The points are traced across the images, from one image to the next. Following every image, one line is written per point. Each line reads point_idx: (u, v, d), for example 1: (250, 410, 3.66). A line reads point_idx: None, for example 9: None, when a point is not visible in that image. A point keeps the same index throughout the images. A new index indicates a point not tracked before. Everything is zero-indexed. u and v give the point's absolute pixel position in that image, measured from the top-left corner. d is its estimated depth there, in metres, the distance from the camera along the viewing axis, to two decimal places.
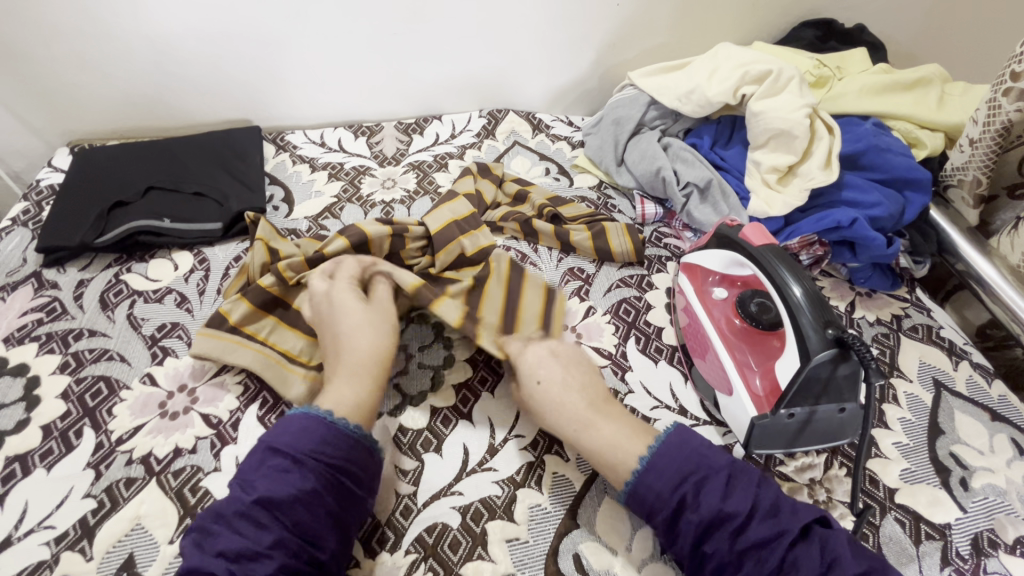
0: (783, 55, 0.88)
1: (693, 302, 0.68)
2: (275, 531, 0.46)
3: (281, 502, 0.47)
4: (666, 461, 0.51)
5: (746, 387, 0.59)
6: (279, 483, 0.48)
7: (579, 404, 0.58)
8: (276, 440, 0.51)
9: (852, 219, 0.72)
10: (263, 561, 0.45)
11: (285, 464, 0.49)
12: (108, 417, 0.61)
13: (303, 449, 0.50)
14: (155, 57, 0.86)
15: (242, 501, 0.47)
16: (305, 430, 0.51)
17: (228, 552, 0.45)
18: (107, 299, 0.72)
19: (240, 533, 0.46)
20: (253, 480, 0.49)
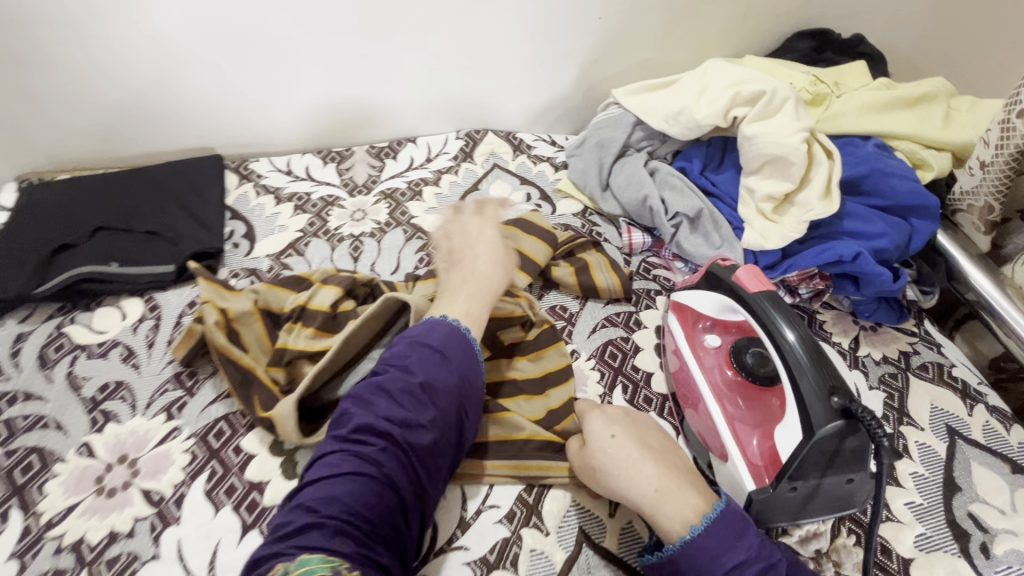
0: (776, 70, 0.82)
1: (683, 348, 0.63)
2: (434, 410, 0.50)
3: (439, 385, 0.51)
4: (727, 538, 0.47)
5: (742, 453, 0.53)
6: (434, 371, 0.51)
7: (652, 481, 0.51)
8: (422, 333, 0.54)
9: (855, 253, 0.66)
10: (422, 430, 0.48)
11: (433, 356, 0.52)
12: (39, 496, 0.55)
13: (452, 348, 0.53)
14: (105, 84, 0.80)
15: (407, 377, 0.50)
16: (452, 336, 0.54)
17: (395, 417, 0.48)
18: (46, 355, 0.66)
19: (402, 402, 0.49)
20: (412, 364, 0.51)
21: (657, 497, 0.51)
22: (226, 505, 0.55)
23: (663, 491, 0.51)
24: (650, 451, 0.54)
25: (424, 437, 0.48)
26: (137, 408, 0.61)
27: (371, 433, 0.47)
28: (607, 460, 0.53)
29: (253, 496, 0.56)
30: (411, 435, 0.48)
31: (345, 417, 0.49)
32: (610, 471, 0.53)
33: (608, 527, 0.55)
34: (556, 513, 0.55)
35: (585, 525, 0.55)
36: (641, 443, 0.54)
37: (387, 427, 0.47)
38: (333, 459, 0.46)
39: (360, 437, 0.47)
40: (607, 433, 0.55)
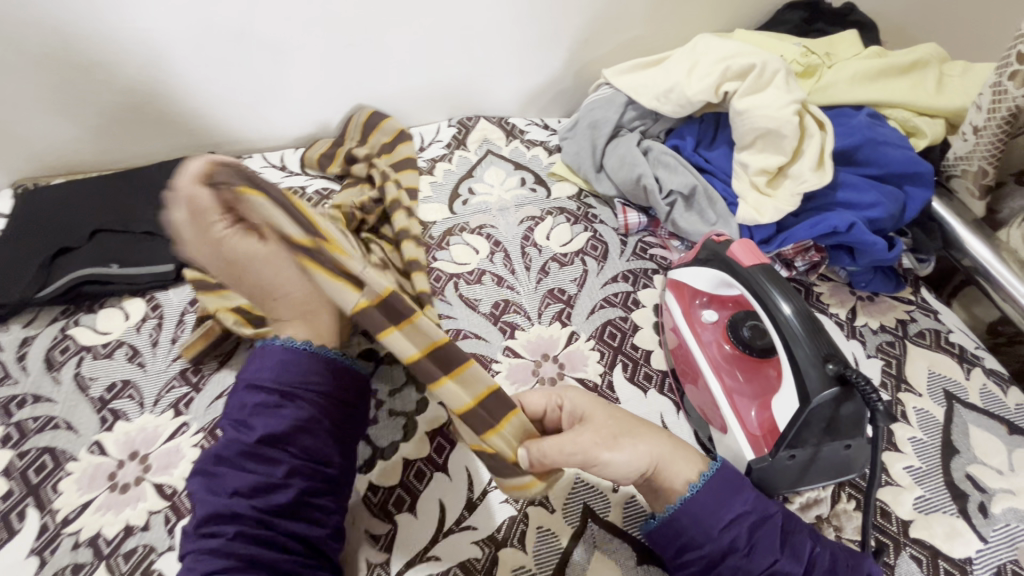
0: (767, 43, 0.82)
1: (681, 324, 0.63)
2: (287, 462, 0.50)
3: (286, 432, 0.51)
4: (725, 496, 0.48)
5: (742, 424, 0.54)
6: (272, 416, 0.51)
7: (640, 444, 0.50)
8: (254, 373, 0.54)
9: (850, 223, 0.66)
10: (280, 490, 0.49)
11: (273, 400, 0.52)
12: (53, 494, 0.56)
13: (286, 381, 0.53)
14: (95, 90, 0.80)
15: (241, 440, 0.50)
16: (284, 365, 0.54)
17: (242, 490, 0.48)
18: (53, 358, 0.67)
19: (247, 468, 0.49)
20: (248, 416, 0.51)
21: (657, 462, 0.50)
22: None
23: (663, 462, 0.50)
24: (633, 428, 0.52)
25: (283, 495, 0.48)
26: (146, 406, 0.62)
27: (219, 519, 0.47)
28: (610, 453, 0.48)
29: None
30: (263, 503, 0.48)
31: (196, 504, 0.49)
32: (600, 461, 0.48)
33: (613, 501, 0.56)
34: (561, 490, 0.56)
35: (590, 501, 0.56)
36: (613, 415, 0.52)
37: (235, 504, 0.47)
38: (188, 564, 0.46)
39: (215, 528, 0.47)
40: (614, 428, 0.50)
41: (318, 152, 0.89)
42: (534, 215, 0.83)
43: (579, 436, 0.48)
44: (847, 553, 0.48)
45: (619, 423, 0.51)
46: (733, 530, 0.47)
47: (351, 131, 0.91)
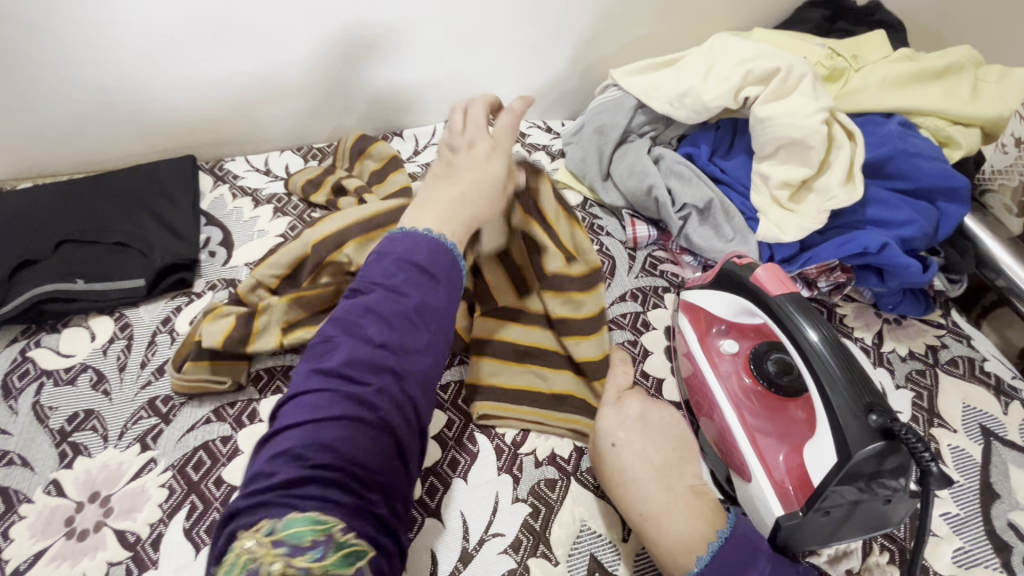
0: (787, 43, 0.76)
1: (696, 353, 0.58)
2: (431, 337, 0.45)
3: (435, 310, 0.46)
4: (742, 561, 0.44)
5: (767, 470, 0.49)
6: (427, 291, 0.46)
7: (649, 483, 0.48)
8: (409, 250, 0.48)
9: (882, 244, 0.61)
10: (418, 358, 0.43)
11: (423, 279, 0.46)
12: (4, 542, 0.51)
13: (439, 269, 0.48)
14: (63, 87, 0.74)
15: (398, 303, 0.44)
16: (435, 252, 0.48)
17: (388, 346, 0.42)
18: (10, 384, 0.61)
19: (392, 327, 0.43)
20: (403, 286, 0.45)
21: (642, 518, 0.47)
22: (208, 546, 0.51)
23: (650, 514, 0.47)
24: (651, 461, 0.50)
25: (421, 365, 0.44)
26: (110, 440, 0.57)
27: (358, 364, 0.41)
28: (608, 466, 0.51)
29: None
30: (407, 364, 0.43)
31: (330, 348, 0.42)
32: (618, 483, 0.50)
33: (622, 552, 0.51)
34: (565, 540, 0.51)
35: (597, 552, 0.51)
36: (645, 457, 0.50)
37: (380, 357, 0.41)
38: (305, 402, 0.39)
39: (355, 373, 0.40)
40: (608, 440, 0.52)
41: (303, 178, 0.80)
42: None
43: (647, 452, 0.50)
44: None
45: (644, 444, 0.51)
46: None
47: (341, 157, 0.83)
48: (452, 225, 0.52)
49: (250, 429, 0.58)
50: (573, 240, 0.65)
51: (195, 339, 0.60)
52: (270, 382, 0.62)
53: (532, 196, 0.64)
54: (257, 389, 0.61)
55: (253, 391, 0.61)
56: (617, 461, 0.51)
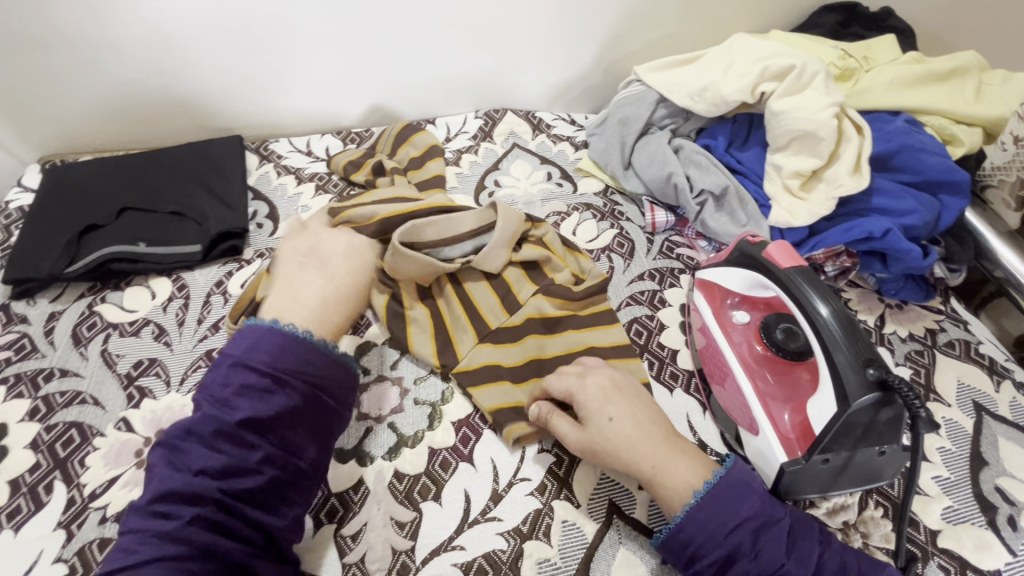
0: (803, 44, 0.81)
1: (711, 324, 0.63)
2: (264, 448, 0.46)
3: (270, 418, 0.47)
4: (728, 499, 0.47)
5: (773, 425, 0.54)
6: (261, 402, 0.47)
7: (654, 443, 0.52)
8: (249, 353, 0.49)
9: (885, 229, 0.66)
10: (250, 476, 0.45)
11: (262, 384, 0.48)
12: (80, 468, 0.56)
13: (281, 367, 0.49)
14: (126, 66, 0.80)
15: (223, 419, 0.46)
16: (281, 350, 0.50)
17: (211, 470, 0.44)
18: (80, 334, 0.67)
19: (220, 448, 0.45)
20: (233, 398, 0.47)
21: (655, 473, 0.50)
22: None
23: (660, 466, 0.50)
24: (642, 421, 0.53)
25: (254, 483, 0.45)
26: (172, 385, 0.63)
27: (175, 498, 0.43)
28: (608, 440, 0.52)
29: None
30: (235, 485, 0.44)
31: (150, 481, 0.45)
32: (623, 450, 0.51)
33: (638, 499, 0.56)
34: (586, 485, 0.56)
35: (615, 497, 0.56)
36: (637, 421, 0.53)
37: (201, 485, 0.43)
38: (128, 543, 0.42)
39: (170, 509, 0.42)
40: (604, 415, 0.53)
41: (345, 159, 0.85)
42: (560, 210, 0.82)
43: (635, 415, 0.53)
44: (858, 562, 0.46)
45: (627, 414, 0.53)
46: (738, 534, 0.46)
47: (382, 143, 0.89)
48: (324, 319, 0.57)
49: None
50: (578, 265, 0.73)
51: (254, 297, 0.65)
52: None
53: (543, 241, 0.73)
54: None
55: None
56: (615, 433, 0.52)
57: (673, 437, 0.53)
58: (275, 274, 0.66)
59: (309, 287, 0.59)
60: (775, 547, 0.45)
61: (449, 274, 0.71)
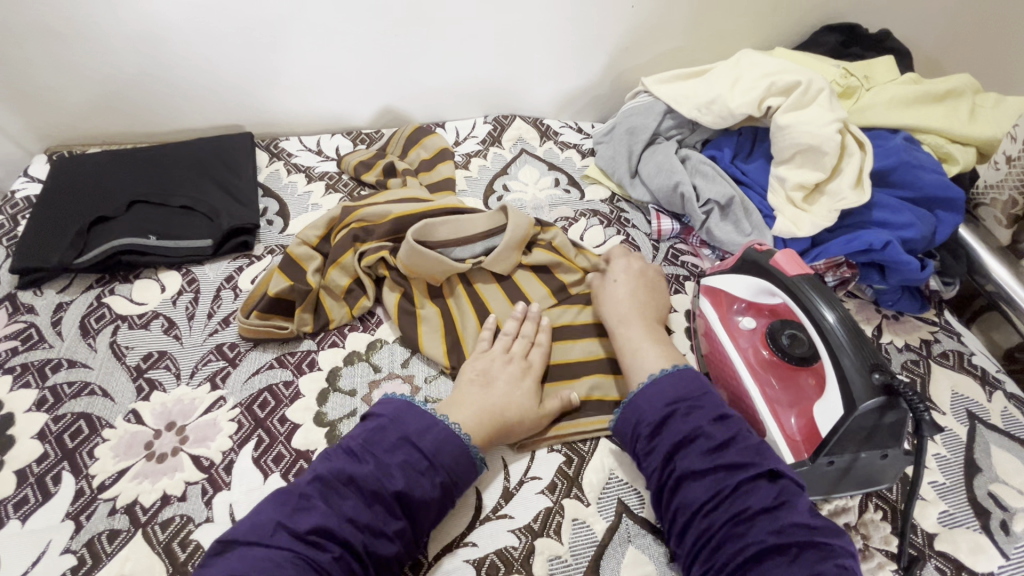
0: (806, 62, 0.84)
1: (717, 330, 0.64)
2: (401, 523, 0.48)
3: (417, 500, 0.49)
4: (685, 380, 0.54)
5: (780, 429, 0.55)
6: (415, 482, 0.49)
7: (632, 307, 0.64)
8: (418, 432, 0.52)
9: (884, 242, 0.68)
10: (387, 542, 0.47)
11: (421, 465, 0.50)
12: (89, 460, 0.56)
13: (444, 461, 0.51)
14: (139, 58, 0.81)
15: (382, 486, 0.48)
16: (445, 441, 0.52)
17: (359, 522, 0.46)
18: (88, 325, 0.66)
19: (371, 508, 0.47)
20: (393, 468, 0.49)
21: (619, 321, 0.63)
22: (275, 472, 0.56)
23: (624, 320, 0.63)
24: (637, 298, 0.66)
25: (387, 550, 0.47)
26: (182, 378, 0.63)
27: (326, 533, 0.45)
28: (608, 288, 0.67)
29: (301, 463, 0.57)
30: (372, 546, 0.46)
31: (308, 505, 0.47)
32: (606, 302, 0.66)
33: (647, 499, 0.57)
34: (596, 484, 0.57)
35: (624, 496, 0.57)
36: (633, 292, 0.66)
37: (348, 532, 0.46)
38: (254, 552, 0.44)
39: (321, 541, 0.45)
40: (611, 278, 0.68)
41: (356, 159, 0.86)
42: (568, 216, 0.84)
43: (631, 288, 0.66)
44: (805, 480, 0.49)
45: (636, 288, 0.67)
46: (674, 405, 0.52)
47: (393, 145, 0.90)
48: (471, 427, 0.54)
49: (310, 375, 0.64)
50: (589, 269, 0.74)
51: (267, 292, 0.66)
52: (325, 336, 0.68)
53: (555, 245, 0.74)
54: (315, 341, 0.67)
55: (312, 343, 0.67)
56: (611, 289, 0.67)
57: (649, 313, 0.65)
58: (286, 272, 0.68)
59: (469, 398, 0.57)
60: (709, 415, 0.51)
61: (460, 275, 0.72)
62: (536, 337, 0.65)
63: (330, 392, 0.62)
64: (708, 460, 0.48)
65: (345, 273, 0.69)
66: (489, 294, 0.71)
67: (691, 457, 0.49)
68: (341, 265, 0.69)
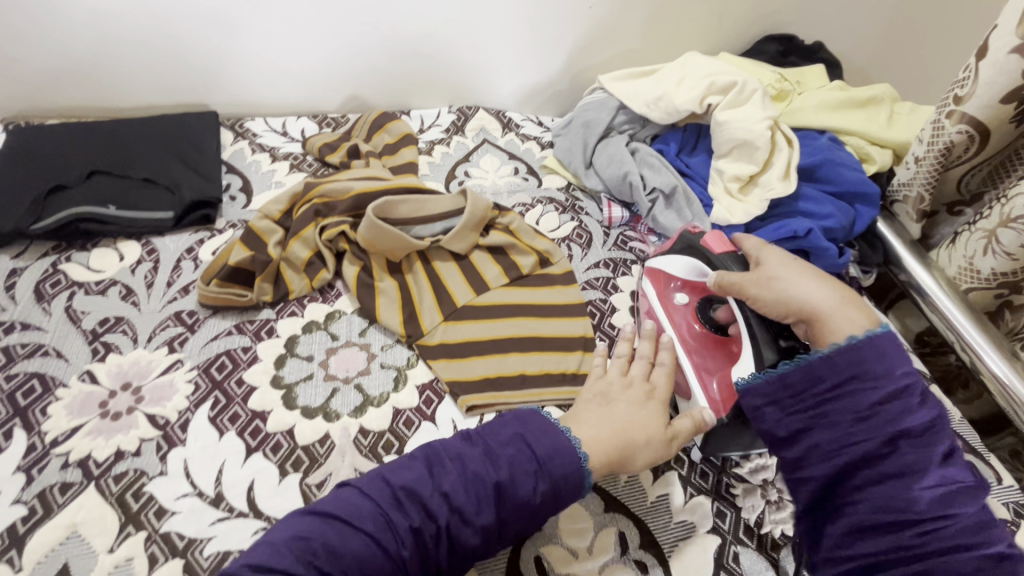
0: (747, 67, 0.91)
1: (655, 307, 0.70)
2: (492, 520, 0.46)
3: (513, 500, 0.46)
4: (872, 355, 0.44)
5: (704, 393, 0.61)
6: (520, 480, 0.47)
7: (823, 298, 0.51)
8: (535, 434, 0.50)
9: (808, 229, 0.75)
10: (470, 533, 0.45)
11: (530, 466, 0.48)
12: (42, 417, 0.57)
13: (556, 471, 0.48)
14: (102, 31, 0.81)
15: (487, 473, 0.47)
16: (559, 449, 0.49)
17: (451, 499, 0.45)
18: (43, 290, 0.67)
19: (468, 490, 0.46)
20: (501, 458, 0.48)
21: (829, 315, 0.50)
22: (230, 430, 0.58)
23: (832, 309, 0.50)
24: (817, 284, 0.52)
25: (468, 540, 0.45)
26: (139, 341, 0.64)
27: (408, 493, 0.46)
28: (773, 284, 0.54)
29: (256, 424, 0.59)
30: (455, 530, 0.45)
31: (409, 465, 0.48)
32: (790, 297, 0.52)
33: None
34: None
35: None
36: (814, 277, 0.53)
37: (438, 506, 0.45)
38: (353, 493, 0.46)
39: (404, 504, 0.45)
40: (778, 264, 0.55)
41: (321, 141, 0.89)
42: (525, 202, 0.88)
43: (805, 274, 0.53)
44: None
45: (810, 274, 0.53)
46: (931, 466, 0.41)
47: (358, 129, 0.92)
48: (606, 437, 0.52)
49: (267, 341, 0.66)
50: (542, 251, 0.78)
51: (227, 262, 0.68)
52: (285, 306, 0.70)
53: (511, 227, 0.78)
54: (274, 310, 0.69)
55: (271, 312, 0.69)
56: (762, 270, 0.55)
57: (842, 294, 0.52)
58: (247, 244, 0.70)
59: (595, 423, 0.54)
60: (913, 420, 0.41)
61: (419, 253, 0.75)
62: (654, 357, 0.62)
63: (287, 357, 0.65)
64: (900, 501, 0.40)
65: (306, 246, 0.71)
66: (447, 272, 0.74)
67: (874, 504, 0.41)
68: (303, 240, 0.71)
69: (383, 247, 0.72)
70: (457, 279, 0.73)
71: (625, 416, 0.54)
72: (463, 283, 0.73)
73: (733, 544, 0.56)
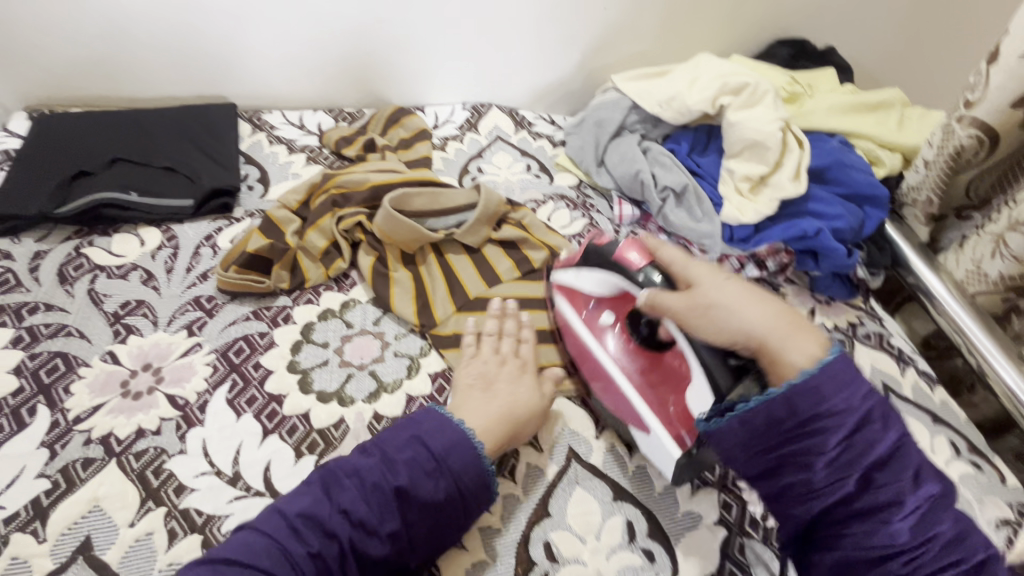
0: (759, 69, 0.92)
1: (580, 330, 0.65)
2: (393, 527, 0.49)
3: (416, 499, 0.50)
4: (830, 388, 0.44)
5: (657, 422, 0.57)
6: (421, 482, 0.50)
7: (764, 321, 0.49)
8: (429, 433, 0.53)
9: (817, 229, 0.77)
10: (377, 543, 0.48)
11: (427, 466, 0.51)
12: (64, 395, 0.58)
13: (454, 464, 0.52)
14: (127, 23, 0.83)
15: (384, 478, 0.50)
16: (456, 446, 0.53)
17: (352, 519, 0.48)
18: (66, 273, 0.68)
19: (367, 501, 0.49)
20: (398, 462, 0.51)
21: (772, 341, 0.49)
22: (248, 412, 0.59)
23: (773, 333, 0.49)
24: (753, 300, 0.51)
25: (378, 550, 0.48)
26: (159, 324, 0.65)
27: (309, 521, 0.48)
28: (715, 307, 0.50)
29: (273, 407, 0.60)
30: (362, 544, 0.48)
31: (305, 492, 0.50)
32: (732, 320, 0.50)
33: (594, 447, 0.62)
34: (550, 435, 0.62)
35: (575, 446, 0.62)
36: (748, 293, 0.52)
37: (339, 524, 0.48)
38: (247, 536, 0.47)
39: (306, 528, 0.48)
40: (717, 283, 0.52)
41: (338, 134, 0.90)
42: (537, 198, 0.89)
43: (742, 291, 0.51)
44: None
45: (745, 292, 0.51)
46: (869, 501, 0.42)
47: (374, 123, 0.94)
48: (493, 428, 0.56)
49: (284, 327, 0.67)
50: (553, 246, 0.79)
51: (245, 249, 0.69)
52: (301, 294, 0.71)
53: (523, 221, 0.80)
54: (290, 298, 0.70)
55: (288, 300, 0.70)
56: (698, 292, 0.52)
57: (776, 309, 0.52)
58: (265, 232, 0.71)
59: (477, 411, 0.58)
60: (880, 448, 0.43)
61: (432, 245, 0.76)
62: (519, 334, 0.68)
63: (303, 343, 0.66)
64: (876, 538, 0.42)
65: (323, 236, 0.72)
66: (460, 264, 0.75)
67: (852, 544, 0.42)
68: (320, 229, 0.72)
69: (399, 237, 0.73)
70: (470, 271, 0.74)
71: (507, 393, 0.60)
72: (476, 274, 0.74)
73: (739, 535, 0.57)
